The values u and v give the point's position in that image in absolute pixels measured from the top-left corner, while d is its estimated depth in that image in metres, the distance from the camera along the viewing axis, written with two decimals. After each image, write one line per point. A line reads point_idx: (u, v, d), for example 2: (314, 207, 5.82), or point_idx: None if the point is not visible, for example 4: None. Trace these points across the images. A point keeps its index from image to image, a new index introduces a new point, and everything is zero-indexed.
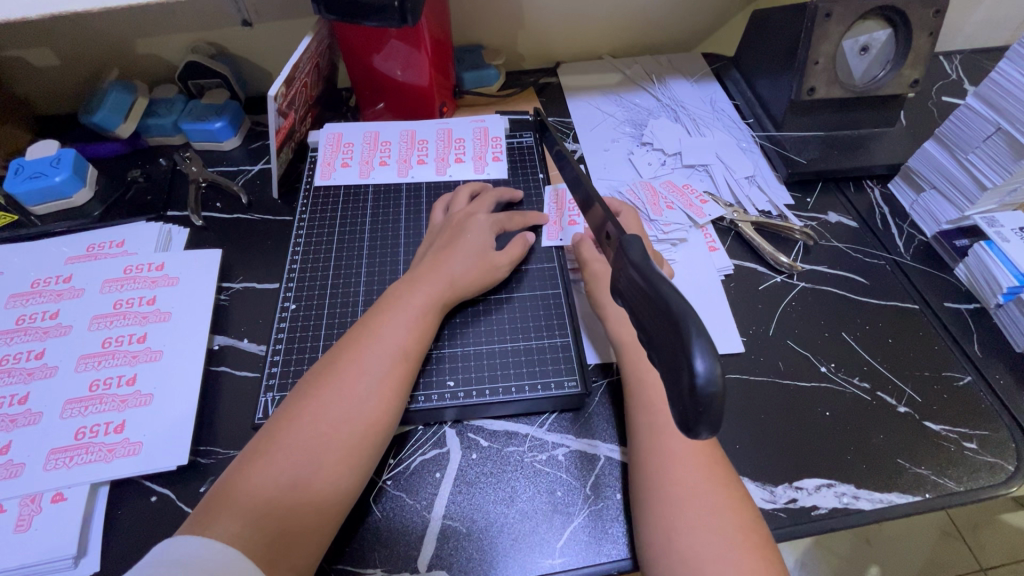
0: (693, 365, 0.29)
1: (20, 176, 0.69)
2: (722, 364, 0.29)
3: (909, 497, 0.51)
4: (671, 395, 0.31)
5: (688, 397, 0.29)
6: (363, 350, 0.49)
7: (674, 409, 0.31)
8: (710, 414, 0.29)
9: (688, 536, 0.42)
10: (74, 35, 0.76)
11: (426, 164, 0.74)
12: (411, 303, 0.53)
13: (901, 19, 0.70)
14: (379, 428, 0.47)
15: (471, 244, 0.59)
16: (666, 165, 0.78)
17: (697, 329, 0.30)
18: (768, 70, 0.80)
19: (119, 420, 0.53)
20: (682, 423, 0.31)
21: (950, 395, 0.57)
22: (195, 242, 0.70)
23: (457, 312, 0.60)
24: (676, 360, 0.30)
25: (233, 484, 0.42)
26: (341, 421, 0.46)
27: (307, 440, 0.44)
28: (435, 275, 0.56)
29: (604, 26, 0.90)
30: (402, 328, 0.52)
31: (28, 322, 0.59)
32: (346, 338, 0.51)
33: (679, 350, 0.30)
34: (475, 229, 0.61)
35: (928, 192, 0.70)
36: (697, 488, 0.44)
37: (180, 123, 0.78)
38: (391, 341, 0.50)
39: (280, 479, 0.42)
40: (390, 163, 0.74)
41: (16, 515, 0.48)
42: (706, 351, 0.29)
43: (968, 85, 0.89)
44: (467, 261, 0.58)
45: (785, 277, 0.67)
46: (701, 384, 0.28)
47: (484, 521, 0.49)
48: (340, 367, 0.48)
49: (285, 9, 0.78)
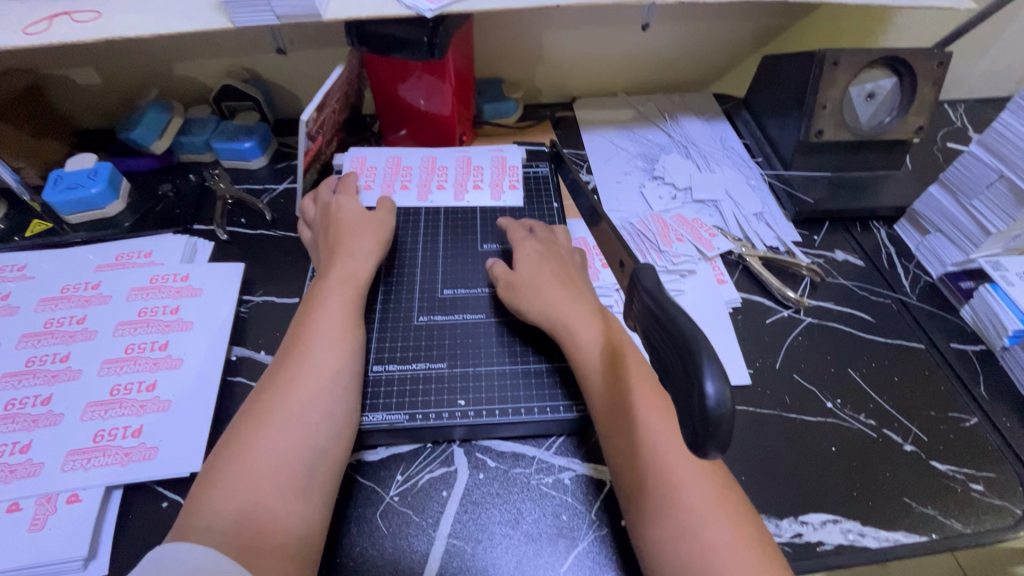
0: (704, 388, 0.30)
1: (58, 186, 0.72)
2: (732, 388, 0.30)
3: (915, 537, 0.51)
4: (681, 417, 0.32)
5: (696, 420, 0.30)
6: (305, 353, 0.52)
7: (685, 430, 0.32)
8: (720, 435, 0.30)
9: (683, 506, 0.43)
10: (119, 58, 0.81)
11: (445, 189, 0.77)
12: (337, 301, 0.57)
13: (906, 69, 0.74)
14: (345, 421, 0.50)
15: (366, 232, 0.65)
16: (676, 199, 0.80)
17: (709, 355, 0.31)
18: (777, 112, 0.83)
19: (137, 425, 0.54)
20: (691, 444, 0.32)
21: (956, 435, 0.58)
22: (218, 255, 0.72)
23: (391, 310, 0.64)
24: (688, 384, 0.31)
25: (222, 496, 0.43)
26: (313, 423, 0.48)
27: (282, 448, 0.46)
28: (344, 262, 0.61)
29: (620, 63, 0.94)
30: (334, 321, 0.55)
31: (56, 326, 0.61)
32: (284, 350, 0.53)
33: (692, 374, 0.31)
34: (347, 211, 0.66)
35: (934, 234, 0.72)
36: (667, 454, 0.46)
37: (211, 141, 0.81)
38: (321, 333, 0.53)
39: (274, 483, 0.44)
40: (410, 187, 0.76)
41: (31, 514, 0.49)
42: (717, 375, 0.30)
43: (972, 132, 0.92)
44: (369, 251, 0.63)
45: (791, 311, 0.68)
46: (711, 406, 0.29)
47: (490, 542, 0.50)
48: (285, 371, 0.50)
49: (319, 39, 0.82)
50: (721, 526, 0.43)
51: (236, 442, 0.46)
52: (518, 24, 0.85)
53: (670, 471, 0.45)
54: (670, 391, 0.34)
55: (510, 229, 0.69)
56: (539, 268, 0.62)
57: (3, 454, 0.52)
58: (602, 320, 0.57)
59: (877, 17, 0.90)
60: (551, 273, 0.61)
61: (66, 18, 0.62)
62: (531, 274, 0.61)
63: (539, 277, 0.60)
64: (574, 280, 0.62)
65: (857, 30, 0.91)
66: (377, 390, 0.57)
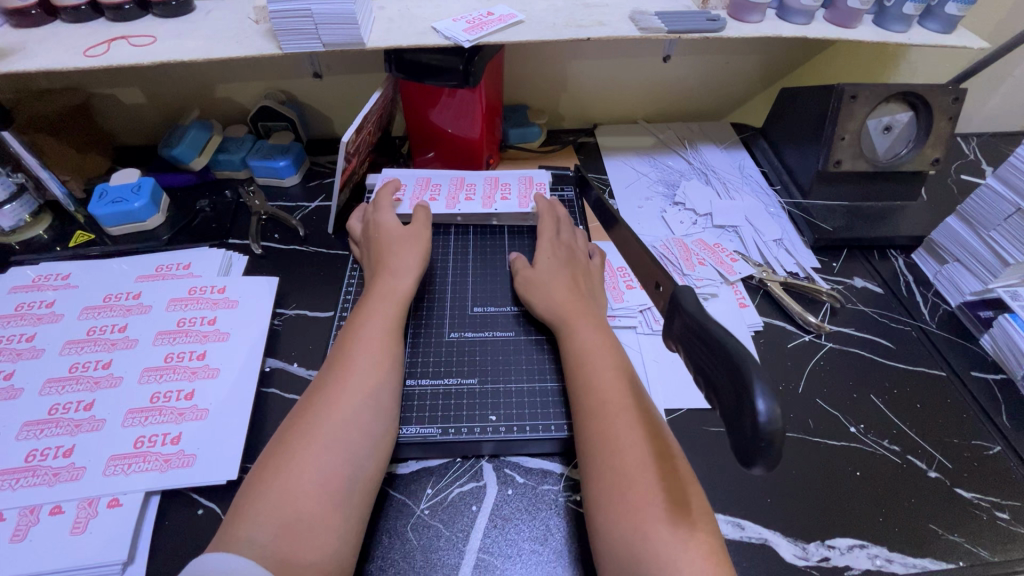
0: (755, 405, 0.31)
1: (103, 199, 0.75)
2: (783, 406, 0.31)
3: (943, 564, 0.51)
4: (732, 431, 0.34)
5: (748, 435, 0.31)
6: (351, 363, 0.54)
7: (735, 443, 0.33)
8: (771, 450, 0.31)
9: (689, 498, 0.45)
10: (164, 79, 0.84)
11: (472, 201, 0.78)
12: (380, 316, 0.59)
13: (922, 103, 0.76)
14: (383, 438, 0.52)
15: (409, 249, 0.67)
16: (697, 225, 0.82)
17: (758, 373, 0.32)
18: (796, 142, 0.85)
19: (176, 432, 0.56)
20: (742, 458, 0.33)
21: (980, 463, 0.58)
22: (253, 268, 0.74)
23: (425, 324, 0.66)
24: (738, 402, 0.33)
25: (267, 504, 0.44)
26: (356, 436, 0.50)
27: (327, 456, 0.47)
28: (386, 277, 0.63)
29: (641, 93, 0.97)
30: (377, 334, 0.57)
31: (99, 334, 0.63)
32: (329, 363, 0.55)
33: (742, 392, 0.32)
34: (390, 226, 0.69)
35: (951, 264, 0.73)
36: (633, 450, 0.48)
37: (248, 159, 0.84)
38: (366, 345, 0.56)
39: (318, 496, 0.45)
40: (439, 199, 0.78)
41: (73, 517, 0.50)
42: (768, 392, 0.31)
43: (986, 164, 0.94)
44: (410, 266, 0.66)
45: (813, 336, 0.69)
46: (763, 422, 0.30)
47: (519, 558, 0.50)
48: (331, 381, 0.53)
49: (355, 65, 0.86)
50: (665, 519, 0.44)
51: (285, 448, 0.48)
52: (545, 54, 0.89)
53: (638, 464, 0.47)
54: (720, 409, 0.36)
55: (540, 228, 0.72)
56: (549, 270, 0.66)
57: (47, 457, 0.53)
58: (597, 320, 0.60)
59: (891, 52, 0.93)
60: (560, 276, 0.65)
61: (123, 42, 0.66)
62: (553, 276, 0.65)
63: (547, 278, 0.65)
64: (599, 298, 0.65)
65: (870, 65, 0.95)
66: (411, 404, 0.59)
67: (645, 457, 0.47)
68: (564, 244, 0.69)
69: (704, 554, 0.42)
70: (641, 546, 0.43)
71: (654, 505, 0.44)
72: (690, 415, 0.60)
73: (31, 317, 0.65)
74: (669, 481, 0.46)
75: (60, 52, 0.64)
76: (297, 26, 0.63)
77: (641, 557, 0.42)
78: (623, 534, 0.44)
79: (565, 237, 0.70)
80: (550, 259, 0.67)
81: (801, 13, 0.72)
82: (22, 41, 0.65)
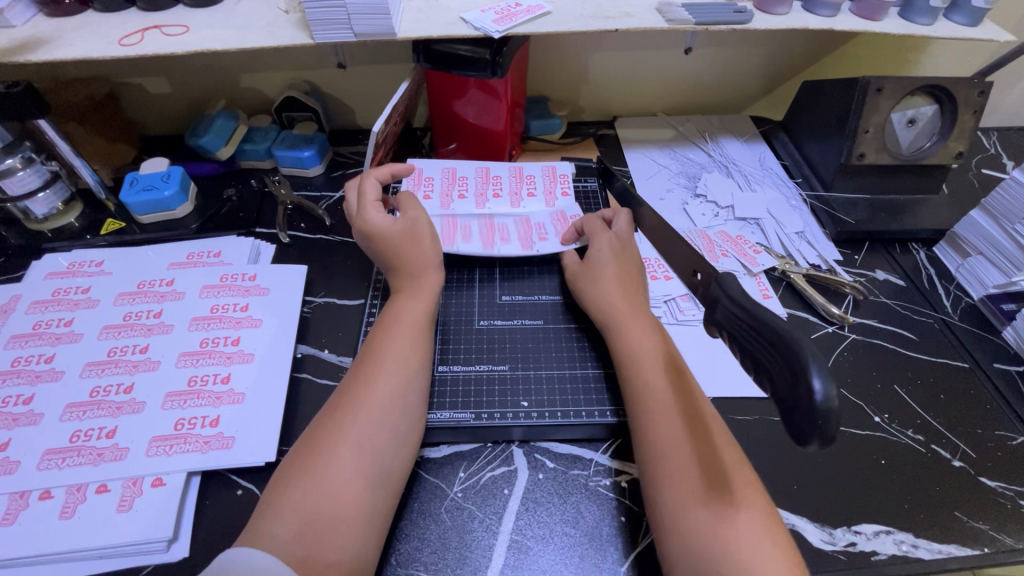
0: (812, 385, 0.33)
1: (135, 187, 0.76)
2: (837, 385, 0.33)
3: (968, 550, 0.52)
4: (785, 412, 0.35)
5: (805, 414, 0.33)
6: (387, 358, 0.55)
7: (789, 423, 0.35)
8: (827, 428, 0.32)
9: (747, 493, 0.46)
10: (190, 69, 0.85)
11: (510, 243, 0.74)
12: (410, 314, 0.60)
13: (947, 96, 0.76)
14: (409, 432, 0.53)
15: (428, 243, 0.66)
16: (719, 217, 0.83)
17: (813, 354, 0.34)
18: (818, 135, 0.86)
19: (214, 415, 0.57)
20: (797, 435, 0.35)
21: (1004, 453, 0.59)
22: (280, 257, 0.75)
23: (460, 316, 0.67)
24: (793, 383, 0.34)
25: (295, 499, 0.45)
26: (384, 430, 0.51)
27: (359, 449, 0.48)
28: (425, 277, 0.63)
29: (662, 85, 0.98)
30: (412, 329, 0.58)
31: (134, 319, 0.65)
32: (361, 358, 0.57)
33: (797, 373, 0.34)
34: (379, 224, 0.64)
35: (974, 257, 0.73)
36: (669, 438, 0.49)
37: (273, 149, 0.85)
38: (402, 343, 0.57)
39: (346, 492, 0.46)
40: (472, 238, 0.73)
41: (119, 496, 0.51)
42: (823, 373, 0.33)
43: (1007, 159, 0.94)
44: (435, 261, 0.65)
45: (836, 328, 0.69)
46: (818, 400, 0.32)
47: (551, 539, 0.51)
48: (364, 376, 0.54)
49: (380, 55, 0.87)
50: (720, 505, 0.44)
51: (326, 437, 0.49)
52: (566, 44, 0.89)
53: (695, 463, 0.47)
54: (770, 390, 0.37)
55: (588, 227, 0.71)
56: (596, 268, 0.66)
57: (91, 438, 0.55)
58: (637, 310, 0.61)
59: (913, 45, 0.93)
60: (603, 272, 0.65)
61: (157, 31, 0.66)
62: (599, 275, 0.65)
63: (594, 276, 0.65)
64: (640, 286, 0.65)
65: (891, 58, 0.95)
66: (443, 389, 0.60)
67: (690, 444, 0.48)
68: (617, 237, 0.68)
69: (770, 546, 0.42)
70: (710, 541, 0.43)
71: (719, 498, 0.45)
72: (717, 404, 0.61)
73: (68, 302, 0.66)
74: (728, 477, 0.46)
75: (95, 41, 0.65)
76: (330, 16, 0.63)
77: (712, 553, 0.42)
78: (686, 526, 0.44)
79: (620, 231, 0.68)
80: (606, 251, 0.67)
81: (827, 5, 0.72)
82: (57, 30, 0.66)
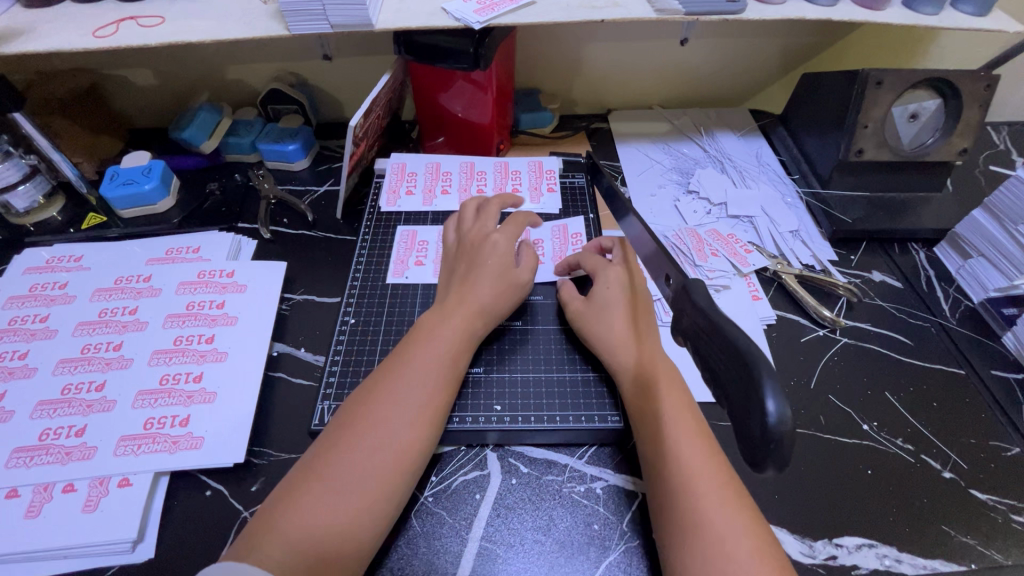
0: (765, 406, 0.32)
1: (115, 181, 0.75)
2: (792, 407, 0.32)
3: (954, 566, 0.50)
4: (740, 430, 0.34)
5: (757, 434, 0.32)
6: (395, 380, 0.50)
7: (742, 443, 0.34)
8: (779, 451, 0.31)
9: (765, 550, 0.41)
10: (174, 61, 0.84)
11: None
12: (432, 332, 0.54)
13: (951, 90, 0.73)
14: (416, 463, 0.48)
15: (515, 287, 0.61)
16: (711, 214, 0.80)
17: (768, 372, 0.32)
18: (817, 129, 0.83)
19: (184, 415, 0.56)
20: (750, 457, 0.34)
21: (997, 464, 0.56)
22: (261, 253, 0.74)
23: None
24: (747, 401, 0.33)
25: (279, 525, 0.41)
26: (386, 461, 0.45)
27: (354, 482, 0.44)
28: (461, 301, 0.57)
29: (658, 77, 0.95)
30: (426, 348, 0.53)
31: (109, 316, 0.64)
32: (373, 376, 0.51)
33: (752, 391, 0.33)
34: (491, 251, 0.60)
35: (975, 259, 0.71)
36: (681, 476, 0.45)
37: (258, 143, 0.84)
38: (417, 364, 0.51)
39: (330, 515, 0.42)
40: None
41: (85, 495, 0.51)
42: (777, 393, 0.32)
43: (1016, 155, 0.90)
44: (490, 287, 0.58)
45: (827, 331, 0.67)
46: (771, 421, 0.31)
47: (522, 547, 0.50)
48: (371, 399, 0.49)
49: (365, 46, 0.85)
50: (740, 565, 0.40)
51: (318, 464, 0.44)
52: (557, 35, 0.86)
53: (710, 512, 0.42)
54: (727, 405, 0.36)
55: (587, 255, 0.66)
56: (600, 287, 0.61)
57: (60, 436, 0.54)
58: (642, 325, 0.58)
59: (920, 35, 0.89)
60: (606, 293, 0.61)
61: (132, 23, 0.65)
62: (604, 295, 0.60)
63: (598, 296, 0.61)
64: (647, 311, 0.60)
65: (897, 49, 0.91)
66: None
67: (708, 474, 0.45)
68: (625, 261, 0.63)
69: None
70: None
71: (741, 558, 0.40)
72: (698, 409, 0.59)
73: (44, 298, 0.66)
74: (743, 531, 0.42)
75: (69, 33, 0.63)
76: (305, 6, 0.61)
77: None
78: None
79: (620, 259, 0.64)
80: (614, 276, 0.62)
81: None
82: (31, 22, 0.65)
